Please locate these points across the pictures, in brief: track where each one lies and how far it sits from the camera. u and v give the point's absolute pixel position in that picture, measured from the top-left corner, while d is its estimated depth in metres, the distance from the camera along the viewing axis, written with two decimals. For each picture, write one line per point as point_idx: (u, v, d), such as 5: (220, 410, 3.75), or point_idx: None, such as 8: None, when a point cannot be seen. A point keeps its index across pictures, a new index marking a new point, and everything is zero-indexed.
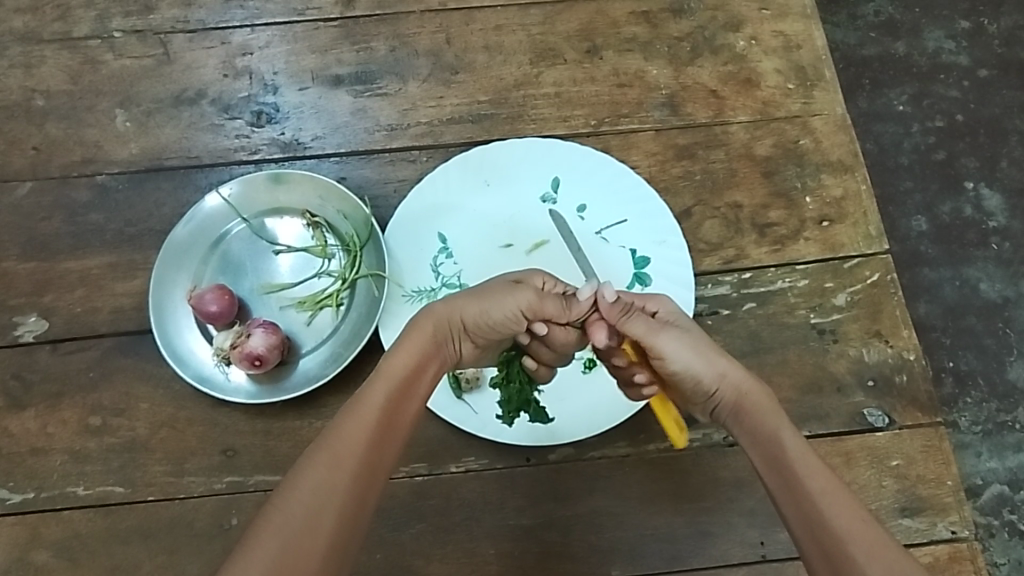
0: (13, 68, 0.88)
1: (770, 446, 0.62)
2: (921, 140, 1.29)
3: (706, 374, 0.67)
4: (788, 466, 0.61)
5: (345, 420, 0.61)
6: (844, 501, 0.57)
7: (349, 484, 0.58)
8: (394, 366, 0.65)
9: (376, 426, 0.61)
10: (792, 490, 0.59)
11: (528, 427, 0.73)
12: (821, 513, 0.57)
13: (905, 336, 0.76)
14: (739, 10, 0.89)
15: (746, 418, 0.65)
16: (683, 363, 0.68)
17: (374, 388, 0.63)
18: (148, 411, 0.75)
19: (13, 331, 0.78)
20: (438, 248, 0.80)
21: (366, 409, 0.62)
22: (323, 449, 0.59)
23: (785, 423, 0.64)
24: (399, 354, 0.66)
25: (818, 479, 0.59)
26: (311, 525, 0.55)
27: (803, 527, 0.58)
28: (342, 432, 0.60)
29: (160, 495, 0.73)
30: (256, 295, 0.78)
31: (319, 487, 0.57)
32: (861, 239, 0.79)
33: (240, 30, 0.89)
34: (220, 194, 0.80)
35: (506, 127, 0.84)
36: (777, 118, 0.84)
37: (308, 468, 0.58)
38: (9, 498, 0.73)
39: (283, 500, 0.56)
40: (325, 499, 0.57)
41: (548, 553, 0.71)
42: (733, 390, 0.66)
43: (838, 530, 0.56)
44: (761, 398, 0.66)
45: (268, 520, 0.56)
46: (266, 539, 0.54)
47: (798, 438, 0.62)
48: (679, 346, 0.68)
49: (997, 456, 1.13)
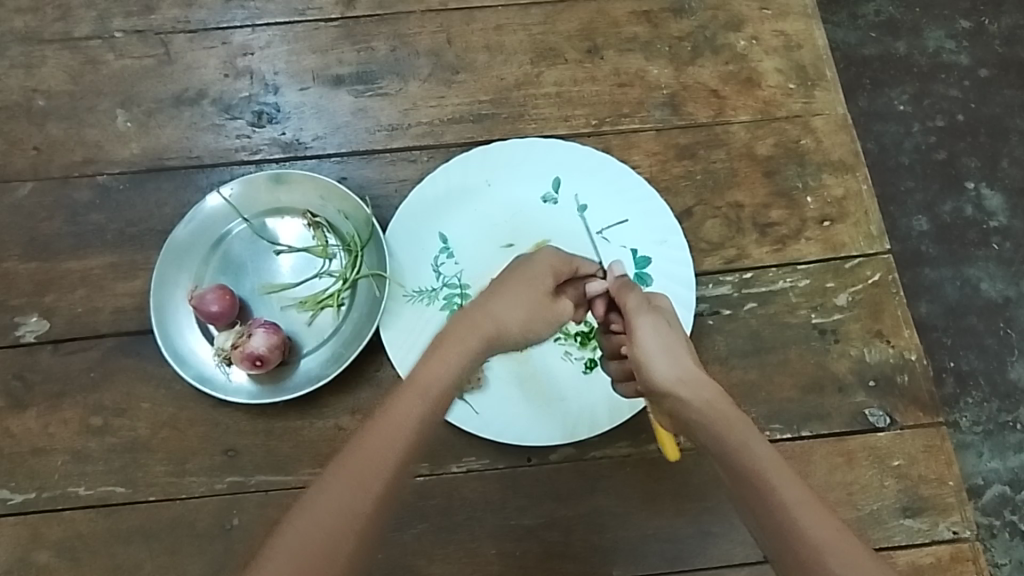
0: (14, 69, 0.88)
1: (736, 454, 0.59)
2: (921, 139, 1.29)
3: (668, 371, 0.66)
4: (756, 474, 0.57)
5: (371, 436, 0.59)
6: (818, 512, 0.55)
7: (372, 508, 0.56)
8: (425, 375, 0.63)
9: (403, 444, 0.59)
10: (764, 501, 0.56)
11: (529, 427, 0.73)
12: (798, 527, 0.54)
13: (906, 336, 0.76)
14: (739, 10, 0.89)
15: (711, 427, 0.62)
16: (654, 357, 0.67)
17: (404, 401, 0.61)
18: (149, 411, 0.75)
19: (14, 331, 0.78)
20: (439, 248, 0.80)
21: (394, 426, 0.60)
22: (345, 466, 0.57)
23: (751, 431, 0.60)
24: (433, 359, 0.64)
25: (788, 490, 0.56)
26: (330, 549, 0.54)
27: (778, 539, 0.54)
28: (367, 447, 0.58)
29: (162, 496, 0.73)
30: (258, 295, 0.78)
31: (341, 509, 0.56)
32: (862, 239, 0.79)
33: (240, 30, 0.89)
34: (221, 194, 0.80)
35: (506, 127, 0.84)
36: (778, 118, 0.84)
37: (328, 486, 0.57)
38: (10, 499, 0.73)
39: (303, 522, 0.55)
40: (345, 521, 0.55)
41: (549, 554, 0.71)
42: (694, 391, 0.64)
43: (816, 542, 0.53)
44: (724, 408, 0.63)
45: (285, 542, 0.54)
46: (292, 552, 0.54)
47: (768, 446, 0.59)
48: (654, 334, 0.68)
49: (999, 457, 1.13)
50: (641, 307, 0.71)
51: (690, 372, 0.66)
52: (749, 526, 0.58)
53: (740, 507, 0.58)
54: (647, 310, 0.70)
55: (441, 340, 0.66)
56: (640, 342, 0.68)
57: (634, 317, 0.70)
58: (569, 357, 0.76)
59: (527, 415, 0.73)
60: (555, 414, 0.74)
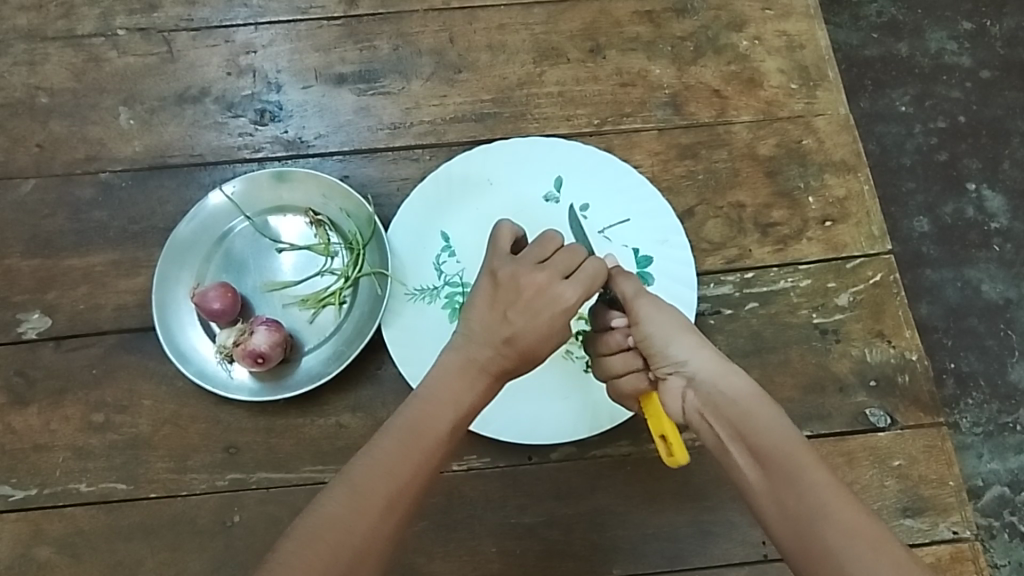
0: (17, 66, 0.88)
1: (767, 438, 0.60)
2: (923, 141, 1.29)
3: (687, 351, 0.68)
4: (786, 459, 0.58)
5: (401, 458, 0.60)
6: (844, 496, 0.55)
7: (393, 530, 0.58)
8: (448, 399, 0.64)
9: (429, 471, 0.61)
10: (793, 485, 0.57)
11: (528, 424, 0.73)
12: (825, 510, 0.54)
13: (907, 336, 0.76)
14: (742, 10, 0.89)
15: (740, 412, 0.63)
16: (676, 337, 0.68)
17: (433, 425, 0.63)
18: (150, 408, 0.75)
19: (16, 327, 0.78)
20: (440, 247, 0.80)
21: (423, 450, 0.61)
22: (377, 488, 0.58)
23: (784, 420, 0.62)
24: (463, 387, 0.65)
25: (816, 473, 0.57)
26: (356, 566, 0.56)
27: (804, 520, 0.55)
28: (397, 470, 0.60)
29: (163, 492, 0.73)
30: (259, 293, 0.78)
31: (370, 528, 0.57)
32: (864, 239, 0.79)
33: (243, 28, 0.89)
34: (223, 191, 0.80)
35: (509, 126, 0.85)
36: (781, 118, 0.84)
37: (358, 502, 0.57)
38: (12, 495, 0.73)
39: (333, 537, 0.56)
40: (371, 540, 0.57)
41: (549, 552, 0.71)
42: (714, 367, 0.66)
43: (841, 524, 0.53)
44: (739, 381, 0.65)
45: (314, 551, 0.55)
46: (321, 546, 0.55)
47: (796, 432, 0.61)
48: (662, 318, 0.70)
49: (999, 458, 1.13)
50: (640, 293, 0.72)
51: (706, 349, 0.68)
52: (766, 520, 0.58)
53: (762, 498, 0.58)
54: (650, 295, 0.71)
55: (467, 371, 0.66)
56: (647, 327, 0.70)
57: (639, 304, 0.71)
58: (570, 357, 0.77)
59: (526, 415, 0.74)
60: (554, 414, 0.74)
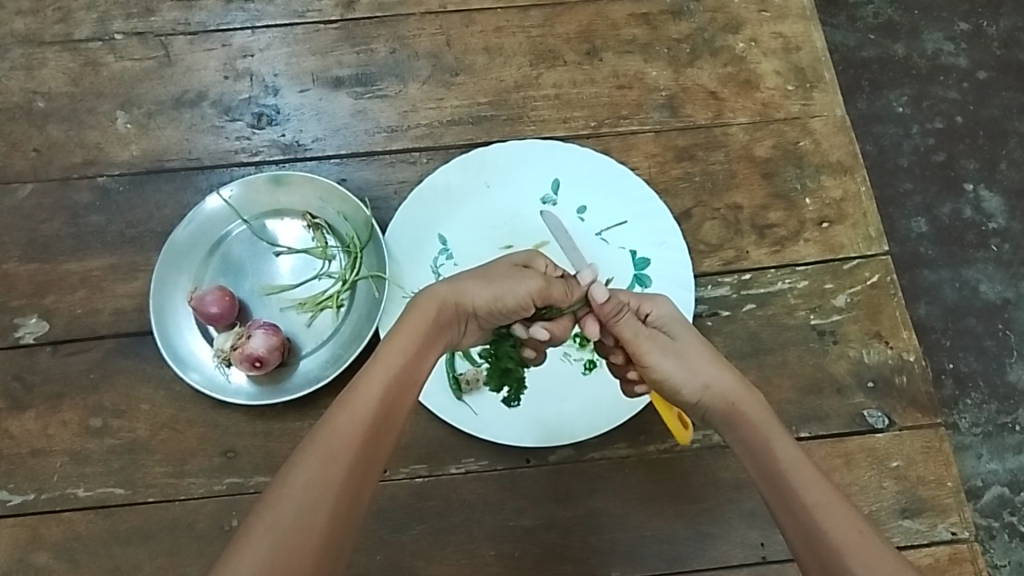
0: (14, 70, 0.88)
1: (761, 456, 0.62)
2: (921, 141, 1.29)
3: (694, 385, 0.67)
4: (780, 475, 0.60)
5: (340, 416, 0.59)
6: (842, 511, 0.56)
7: (342, 484, 0.56)
8: (392, 353, 0.63)
9: (371, 421, 0.59)
10: (788, 502, 0.58)
11: (526, 427, 0.73)
12: (819, 524, 0.56)
13: (904, 337, 0.76)
14: (738, 12, 0.89)
15: (743, 423, 0.64)
16: (676, 370, 0.67)
17: (370, 379, 0.61)
18: (148, 412, 0.75)
19: (14, 332, 0.78)
20: (438, 250, 0.80)
21: (359, 406, 0.59)
22: (313, 446, 0.57)
23: (777, 430, 0.63)
24: (402, 333, 0.64)
25: (810, 489, 0.58)
26: (305, 525, 0.53)
27: (801, 539, 0.57)
28: (336, 427, 0.58)
29: (161, 496, 0.73)
30: (257, 297, 0.78)
31: (312, 482, 0.55)
32: (861, 240, 0.79)
33: (240, 32, 0.90)
34: (220, 195, 0.80)
35: (506, 128, 0.85)
36: (777, 119, 0.84)
37: (298, 464, 0.56)
38: (10, 500, 0.73)
39: (273, 500, 0.54)
40: (318, 494, 0.55)
41: (548, 555, 0.71)
42: (732, 398, 0.66)
43: (834, 539, 0.55)
44: (743, 406, 0.65)
45: (259, 518, 0.54)
46: (264, 512, 0.54)
47: (793, 446, 0.62)
48: (666, 355, 0.68)
49: (998, 458, 1.13)
50: (642, 341, 0.69)
51: (715, 389, 0.66)
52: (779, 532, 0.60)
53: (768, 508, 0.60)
54: (651, 340, 0.69)
55: (408, 314, 0.66)
56: (653, 361, 0.68)
57: (643, 346, 0.69)
58: (569, 359, 0.77)
59: (524, 418, 0.74)
60: (553, 416, 0.74)
